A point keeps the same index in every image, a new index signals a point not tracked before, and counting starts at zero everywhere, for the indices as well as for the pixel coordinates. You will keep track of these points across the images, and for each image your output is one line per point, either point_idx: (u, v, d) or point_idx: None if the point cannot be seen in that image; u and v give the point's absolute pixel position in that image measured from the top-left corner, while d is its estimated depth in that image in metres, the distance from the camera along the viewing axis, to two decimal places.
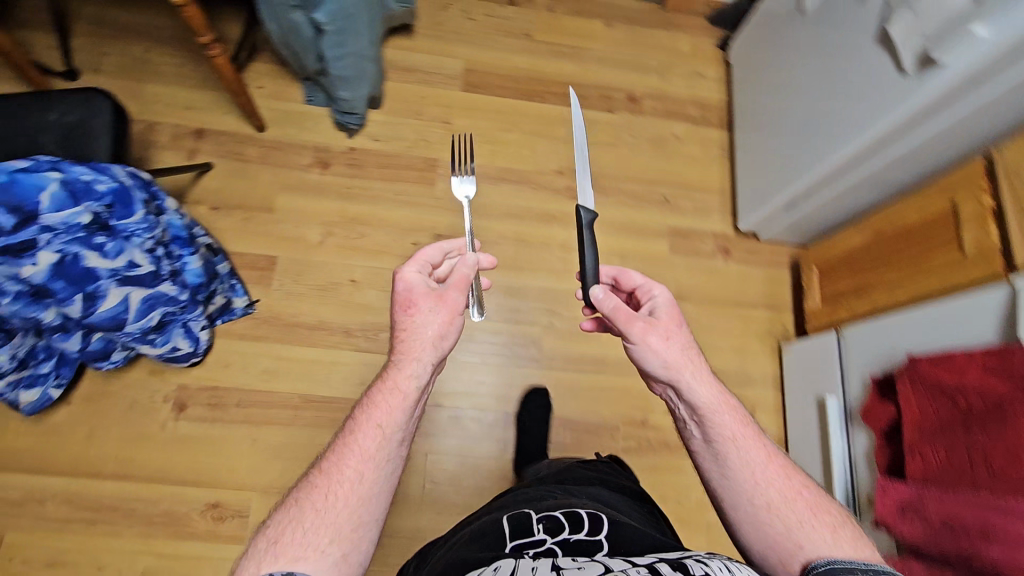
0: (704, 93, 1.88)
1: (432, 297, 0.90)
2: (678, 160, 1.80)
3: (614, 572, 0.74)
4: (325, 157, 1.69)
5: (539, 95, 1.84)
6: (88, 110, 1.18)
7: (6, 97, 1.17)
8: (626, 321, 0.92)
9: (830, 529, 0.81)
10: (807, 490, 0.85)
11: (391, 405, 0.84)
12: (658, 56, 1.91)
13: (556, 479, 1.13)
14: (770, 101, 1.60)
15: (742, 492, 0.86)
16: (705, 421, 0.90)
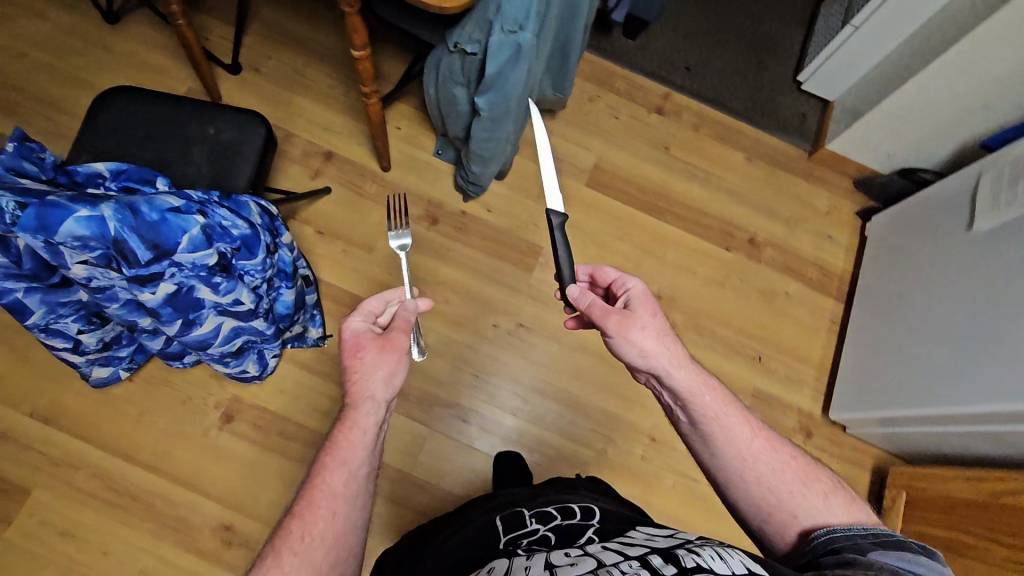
0: (828, 258, 1.81)
1: (379, 343, 0.91)
2: (780, 319, 1.72)
3: (605, 565, 0.75)
4: (436, 214, 1.69)
5: (660, 212, 1.79)
6: (243, 132, 1.22)
7: (177, 99, 1.22)
8: (601, 316, 0.99)
9: (822, 495, 0.88)
10: (793, 460, 0.92)
11: (346, 447, 0.85)
12: (790, 206, 1.85)
13: (546, 489, 1.15)
14: (905, 303, 1.49)
15: (734, 471, 0.92)
16: (686, 402, 0.97)
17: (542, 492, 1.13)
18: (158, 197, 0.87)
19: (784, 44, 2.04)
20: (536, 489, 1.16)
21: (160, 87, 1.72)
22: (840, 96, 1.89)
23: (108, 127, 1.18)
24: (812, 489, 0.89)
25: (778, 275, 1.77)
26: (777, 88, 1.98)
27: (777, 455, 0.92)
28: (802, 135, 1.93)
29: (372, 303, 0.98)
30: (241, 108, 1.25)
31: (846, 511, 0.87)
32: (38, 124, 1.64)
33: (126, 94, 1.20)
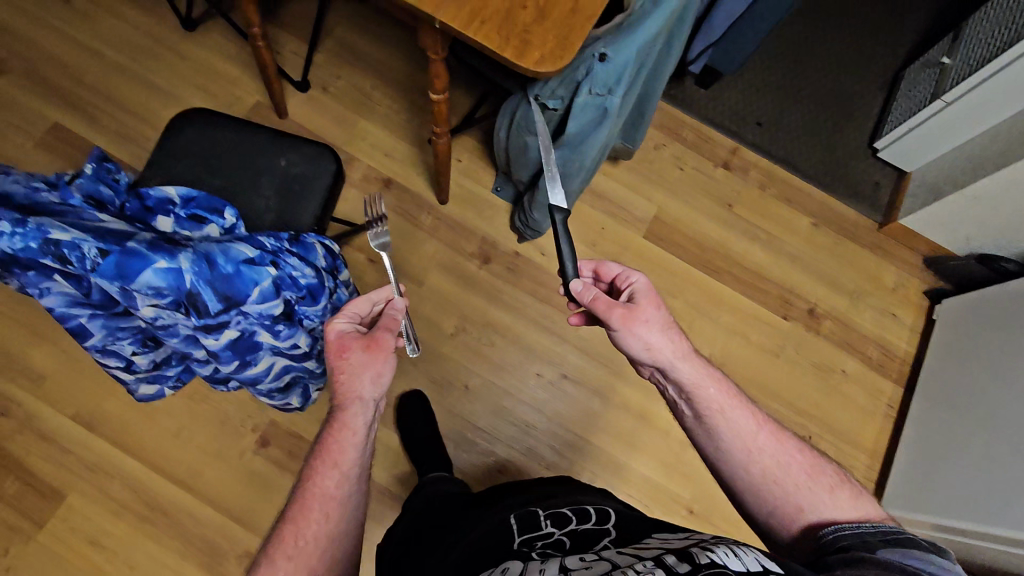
0: (889, 336, 1.74)
1: (365, 345, 0.87)
2: (832, 398, 1.66)
3: (619, 567, 0.69)
4: (489, 253, 1.66)
5: (718, 272, 1.73)
6: (314, 167, 1.20)
7: (253, 127, 1.22)
8: (605, 310, 0.95)
9: (829, 489, 0.85)
10: (797, 453, 0.89)
11: (335, 448, 0.84)
12: (854, 278, 1.79)
13: (551, 488, 1.10)
14: (976, 406, 1.42)
15: (736, 467, 0.89)
16: (690, 396, 0.94)
17: (548, 491, 1.07)
18: (234, 247, 0.86)
19: (861, 105, 1.96)
20: (534, 486, 1.11)
21: (228, 97, 1.70)
22: (919, 170, 1.82)
23: (184, 151, 1.18)
24: (821, 482, 0.85)
25: (836, 350, 1.70)
26: (850, 153, 1.91)
27: (784, 448, 0.89)
28: (872, 205, 1.86)
29: (354, 307, 0.93)
30: (313, 141, 1.24)
31: (853, 505, 0.83)
32: (106, 123, 1.63)
33: (204, 117, 1.20)
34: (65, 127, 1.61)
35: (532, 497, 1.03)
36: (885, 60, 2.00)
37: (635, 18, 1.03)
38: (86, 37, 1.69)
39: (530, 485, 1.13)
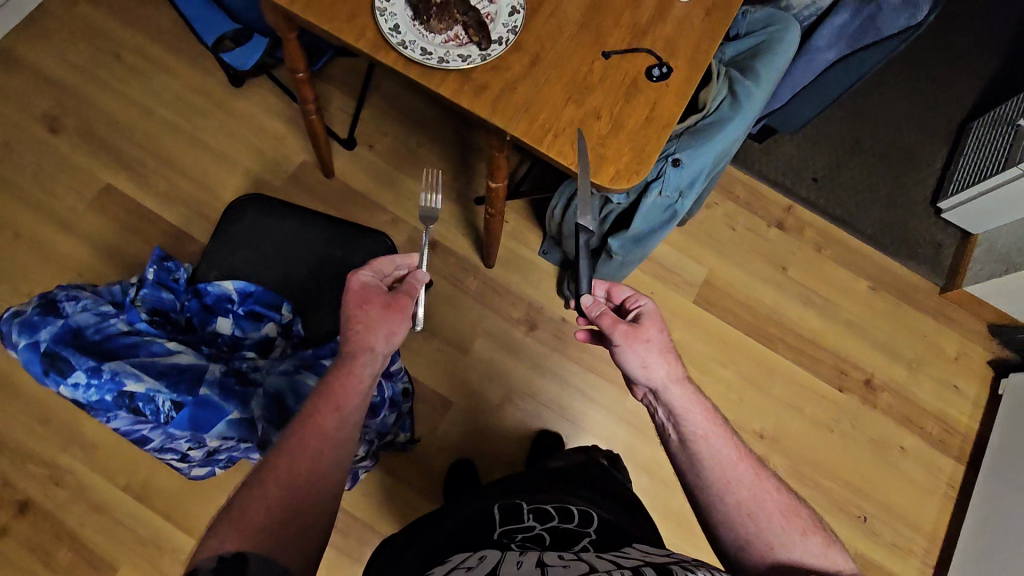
0: (950, 411, 1.67)
1: (384, 304, 0.89)
2: (889, 475, 1.61)
3: (598, 572, 0.71)
4: (535, 319, 1.64)
5: (770, 340, 1.68)
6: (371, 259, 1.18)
7: (308, 215, 1.19)
8: (609, 324, 0.94)
9: (800, 531, 0.80)
10: (780, 495, 0.83)
11: (336, 396, 0.82)
12: (915, 347, 1.72)
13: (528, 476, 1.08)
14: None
15: (714, 487, 0.84)
16: (677, 418, 0.90)
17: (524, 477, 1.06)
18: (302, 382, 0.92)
19: (923, 158, 1.87)
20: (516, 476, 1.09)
21: (274, 155, 1.68)
22: (986, 233, 1.74)
23: (238, 242, 1.16)
24: (800, 520, 0.81)
25: (894, 425, 1.65)
26: (911, 211, 1.82)
27: (766, 489, 0.83)
28: (934, 267, 1.78)
29: (379, 265, 0.95)
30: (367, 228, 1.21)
31: (823, 553, 0.79)
32: (155, 183, 1.62)
33: (258, 204, 1.18)
34: (116, 187, 1.61)
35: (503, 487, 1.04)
36: (951, 110, 1.91)
37: (714, 124, 0.99)
38: (138, 93, 1.69)
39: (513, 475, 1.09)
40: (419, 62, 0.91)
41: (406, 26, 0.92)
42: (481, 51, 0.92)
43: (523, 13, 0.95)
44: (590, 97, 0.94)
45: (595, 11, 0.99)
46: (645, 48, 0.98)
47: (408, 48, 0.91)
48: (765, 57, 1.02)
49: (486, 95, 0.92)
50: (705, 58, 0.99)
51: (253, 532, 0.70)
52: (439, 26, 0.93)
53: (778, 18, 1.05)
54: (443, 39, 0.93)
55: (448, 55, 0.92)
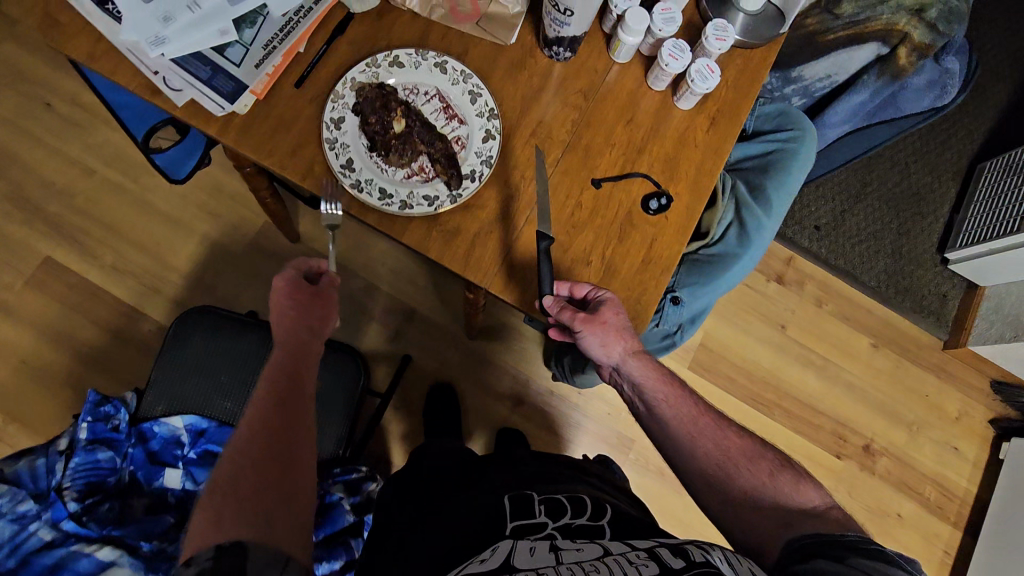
0: (950, 475, 1.63)
1: (313, 291, 0.82)
2: (886, 545, 1.57)
3: (612, 556, 0.67)
4: (521, 392, 1.54)
5: (768, 407, 1.60)
6: (343, 383, 1.11)
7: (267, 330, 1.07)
8: (568, 320, 0.77)
9: (767, 473, 0.74)
10: (743, 439, 0.78)
11: (286, 376, 0.75)
12: (915, 408, 1.65)
13: (504, 458, 0.99)
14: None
15: (685, 451, 0.78)
16: (640, 391, 0.83)
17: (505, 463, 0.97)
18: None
19: (932, 199, 1.76)
20: (490, 460, 1.01)
21: (230, 216, 1.51)
22: (994, 288, 1.65)
23: (187, 368, 1.01)
24: (778, 471, 0.74)
25: (893, 492, 1.60)
26: (917, 260, 1.72)
27: (729, 443, 0.77)
28: (939, 320, 1.70)
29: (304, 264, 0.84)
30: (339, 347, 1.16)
31: (795, 490, 0.72)
32: (102, 255, 1.45)
33: (210, 321, 1.04)
34: (57, 262, 1.44)
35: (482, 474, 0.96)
36: (960, 146, 1.78)
37: (717, 257, 0.88)
38: (76, 150, 1.50)
39: (493, 459, 1.00)
40: (378, 209, 0.77)
41: (361, 162, 0.78)
42: (450, 191, 0.79)
43: (499, 138, 0.81)
44: (579, 238, 0.82)
45: (583, 128, 0.85)
46: (641, 173, 0.85)
47: (364, 191, 0.77)
48: (776, 173, 0.90)
49: (458, 241, 0.79)
50: (709, 180, 0.86)
51: (246, 507, 0.59)
52: (399, 160, 0.79)
53: (797, 117, 0.93)
54: (405, 175, 0.79)
55: (411, 198, 0.78)
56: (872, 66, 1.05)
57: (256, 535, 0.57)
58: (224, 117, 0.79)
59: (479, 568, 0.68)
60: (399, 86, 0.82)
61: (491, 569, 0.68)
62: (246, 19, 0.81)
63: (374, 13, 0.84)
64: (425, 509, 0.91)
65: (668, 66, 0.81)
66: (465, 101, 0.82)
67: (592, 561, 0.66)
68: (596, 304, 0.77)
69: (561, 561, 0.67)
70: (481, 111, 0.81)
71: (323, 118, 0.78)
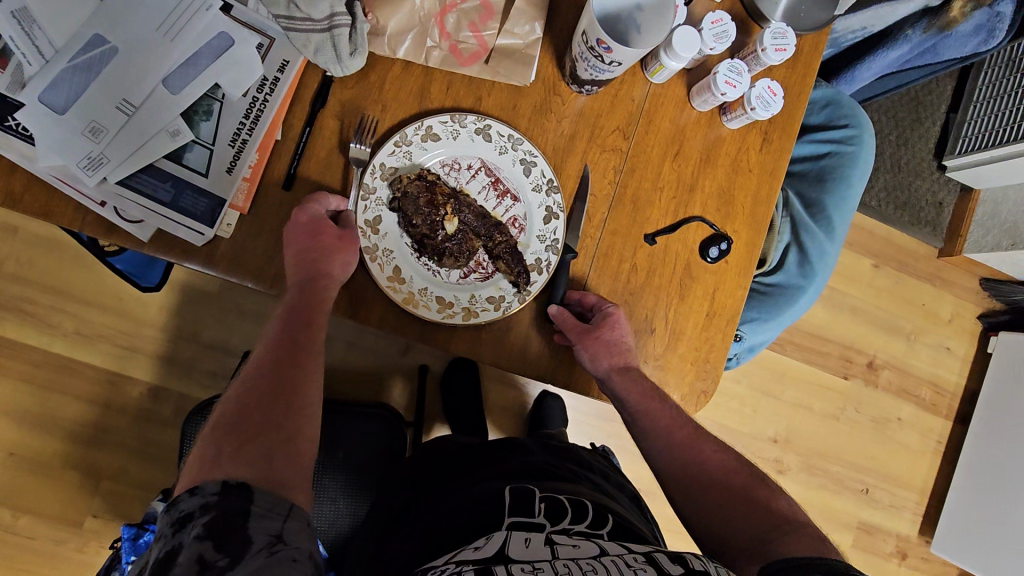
0: (944, 373, 1.75)
1: (339, 233, 0.62)
2: (889, 447, 1.71)
3: (605, 562, 0.55)
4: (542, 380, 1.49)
5: (780, 344, 1.64)
6: (385, 442, 1.06)
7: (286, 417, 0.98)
8: (577, 332, 0.68)
9: (740, 485, 0.66)
10: (714, 449, 0.70)
11: (300, 313, 0.60)
12: (913, 318, 1.72)
13: (506, 455, 0.82)
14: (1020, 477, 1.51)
15: (660, 453, 0.71)
16: (624, 407, 0.71)
17: (508, 460, 0.80)
18: None
19: (929, 103, 1.68)
20: (490, 452, 0.84)
21: None
22: (989, 192, 1.65)
23: None
24: (756, 488, 0.66)
25: (893, 399, 1.72)
26: (915, 170, 1.69)
27: (704, 449, 0.70)
28: (934, 229, 1.71)
29: (319, 204, 0.63)
30: (370, 404, 1.11)
31: (767, 506, 0.63)
32: (61, 323, 1.28)
33: None
34: (9, 341, 1.26)
35: (472, 470, 0.79)
36: None
37: (783, 288, 0.87)
38: None
39: (490, 455, 0.83)
40: (439, 323, 0.66)
41: (410, 268, 0.67)
42: (517, 289, 0.68)
43: (563, 215, 0.70)
44: (640, 306, 0.74)
45: (627, 173, 0.73)
46: (697, 217, 0.75)
47: (421, 304, 0.66)
48: (833, 186, 0.88)
49: (512, 341, 0.69)
50: (769, 210, 0.77)
51: (254, 445, 0.50)
52: (453, 260, 0.68)
53: (854, 110, 0.88)
54: (461, 275, 0.69)
55: (474, 302, 0.68)
56: (917, 19, 0.95)
57: (264, 475, 0.48)
58: (207, 245, 0.63)
59: (471, 556, 0.57)
60: (436, 163, 0.68)
61: (483, 557, 0.56)
62: (197, 107, 0.63)
63: (357, 72, 0.66)
64: (414, 501, 0.78)
65: (724, 95, 0.69)
66: (516, 173, 0.69)
67: (588, 561, 0.55)
68: (608, 318, 0.69)
69: (557, 557, 0.56)
70: (538, 183, 0.69)
71: (359, 223, 0.65)
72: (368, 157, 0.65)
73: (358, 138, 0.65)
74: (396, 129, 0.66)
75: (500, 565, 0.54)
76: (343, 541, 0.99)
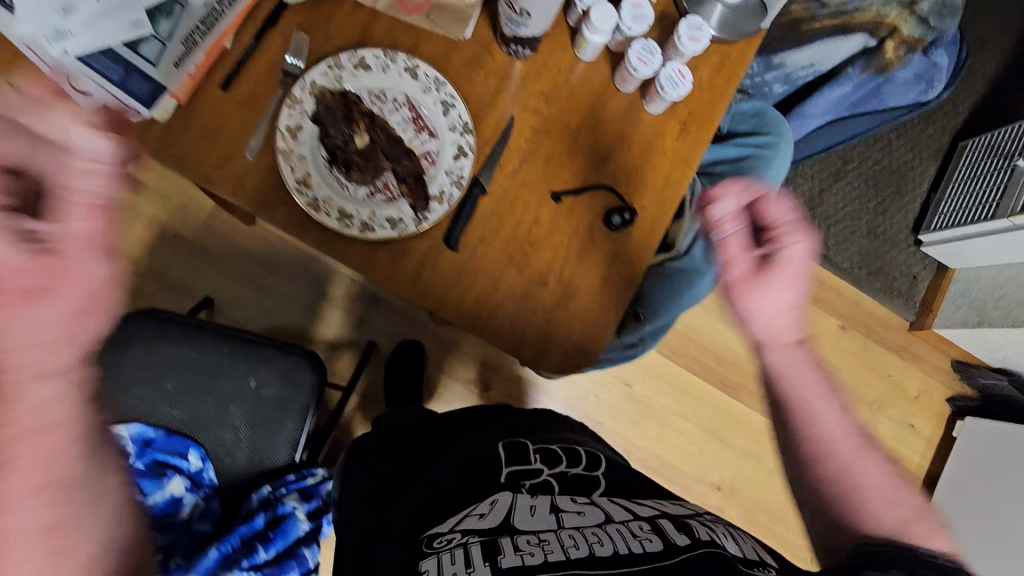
0: (905, 450, 1.68)
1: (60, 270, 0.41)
2: None
3: (613, 523, 0.65)
4: (488, 377, 1.51)
5: (735, 389, 1.62)
6: (298, 387, 1.01)
7: (198, 343, 0.99)
8: (738, 252, 0.71)
9: (906, 514, 0.63)
10: (866, 460, 0.68)
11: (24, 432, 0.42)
12: (878, 388, 1.69)
13: (490, 416, 0.92)
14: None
15: (801, 440, 0.70)
16: (773, 370, 0.72)
17: (495, 420, 0.92)
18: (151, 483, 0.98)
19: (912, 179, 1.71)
20: (471, 414, 0.94)
21: (179, 196, 1.40)
22: (963, 270, 1.65)
23: (127, 379, 0.96)
24: (912, 520, 0.62)
25: None
26: (890, 240, 1.70)
27: (869, 467, 0.66)
28: (907, 301, 1.70)
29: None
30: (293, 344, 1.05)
31: (907, 520, 0.62)
32: None
33: (135, 344, 0.96)
34: None
35: (459, 430, 0.89)
36: (947, 121, 1.71)
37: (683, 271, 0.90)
38: None
39: (476, 417, 0.93)
40: (337, 230, 0.71)
41: (321, 177, 0.72)
42: (416, 214, 0.73)
43: (472, 156, 0.75)
44: (536, 256, 0.77)
45: (543, 134, 0.78)
46: (605, 185, 0.79)
47: (323, 210, 0.71)
48: (747, 185, 0.91)
49: (407, 260, 0.74)
50: (676, 193, 0.81)
51: None
52: (361, 175, 0.72)
53: (774, 121, 0.94)
54: (368, 193, 0.73)
55: (374, 219, 0.72)
56: (858, 58, 1.01)
57: None
58: (143, 124, 0.71)
59: (476, 526, 0.66)
60: (365, 92, 0.74)
61: (488, 527, 0.65)
62: (161, 7, 0.65)
63: (309, 3, 0.74)
64: (400, 463, 0.83)
65: (635, 70, 0.75)
66: (436, 112, 0.75)
67: (593, 527, 0.64)
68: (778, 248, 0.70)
69: (564, 528, 0.64)
70: (454, 124, 0.75)
71: (279, 126, 0.71)
72: (302, 73, 0.72)
73: (294, 54, 0.73)
74: (332, 54, 0.73)
75: (506, 535, 0.64)
76: (239, 473, 0.98)
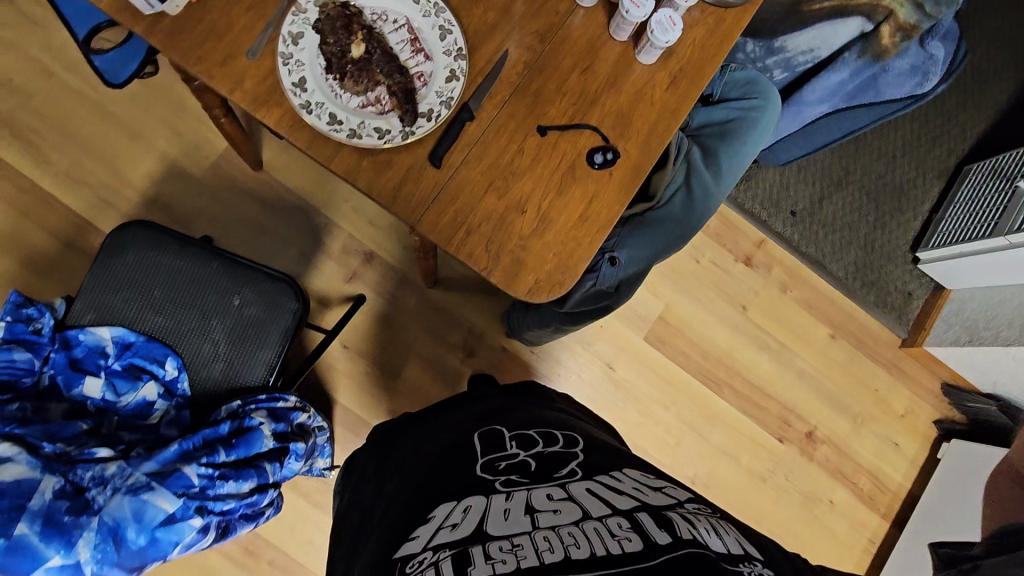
0: (886, 468, 1.66)
1: None
2: (814, 527, 1.61)
3: (589, 519, 0.65)
4: (473, 346, 1.52)
5: (718, 386, 1.61)
6: (278, 310, 1.03)
7: (188, 260, 1.02)
8: None
9: None
10: None
11: None
12: (864, 402, 1.67)
13: (467, 403, 1.06)
14: None
15: None
16: None
17: (472, 407, 1.03)
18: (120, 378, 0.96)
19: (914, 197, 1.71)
20: (452, 403, 1.06)
21: (192, 135, 1.45)
22: (959, 292, 1.64)
23: (117, 283, 0.99)
24: None
25: (828, 479, 1.63)
26: (889, 256, 1.70)
27: None
28: (899, 317, 1.69)
29: None
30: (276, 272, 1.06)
31: None
32: (58, 161, 1.41)
33: (129, 251, 1.00)
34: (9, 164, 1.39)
35: (441, 417, 1.01)
36: (953, 144, 1.72)
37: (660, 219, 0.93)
38: (33, 50, 1.42)
39: (458, 404, 1.07)
40: (324, 133, 0.74)
41: (316, 83, 0.75)
42: (403, 127, 0.76)
43: (463, 80, 0.78)
44: (517, 183, 0.79)
45: (535, 71, 0.81)
46: (590, 126, 0.81)
47: (314, 113, 0.74)
48: (732, 142, 0.96)
49: (389, 172, 0.76)
50: (661, 142, 0.83)
51: None
52: (354, 84, 0.76)
53: (764, 88, 0.98)
54: (359, 104, 0.76)
55: (361, 128, 0.75)
56: (855, 44, 1.04)
57: None
58: (155, 16, 0.73)
59: (448, 540, 0.67)
60: (367, 11, 0.78)
61: (460, 539, 0.67)
62: None
63: None
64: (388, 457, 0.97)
65: (628, 13, 0.78)
66: (433, 37, 0.78)
67: (568, 528, 0.64)
68: None
69: (538, 531, 0.65)
70: (448, 49, 0.78)
71: (281, 31, 0.74)
72: None
73: None
74: None
75: (477, 545, 0.65)
76: (212, 387, 1.00)
